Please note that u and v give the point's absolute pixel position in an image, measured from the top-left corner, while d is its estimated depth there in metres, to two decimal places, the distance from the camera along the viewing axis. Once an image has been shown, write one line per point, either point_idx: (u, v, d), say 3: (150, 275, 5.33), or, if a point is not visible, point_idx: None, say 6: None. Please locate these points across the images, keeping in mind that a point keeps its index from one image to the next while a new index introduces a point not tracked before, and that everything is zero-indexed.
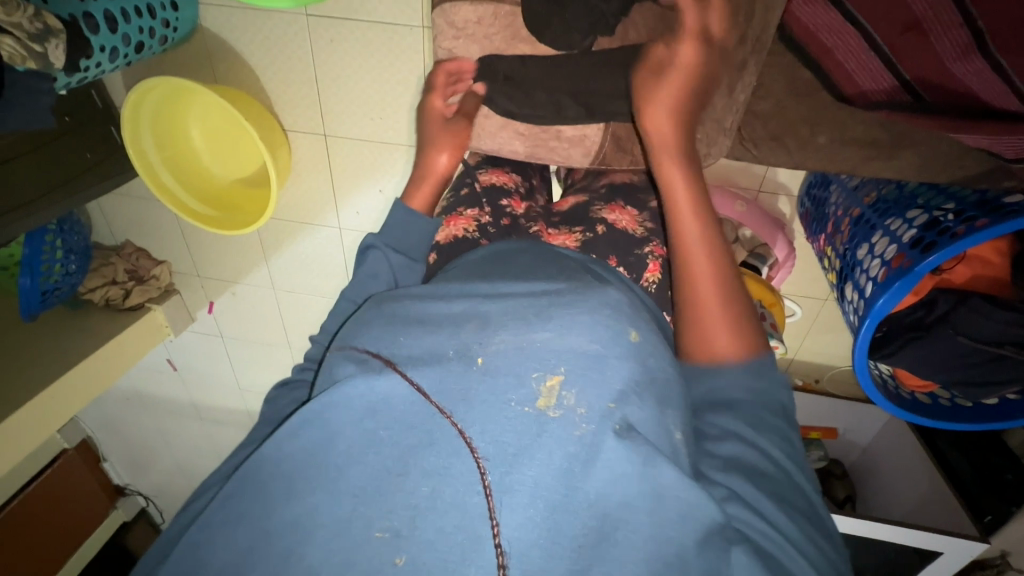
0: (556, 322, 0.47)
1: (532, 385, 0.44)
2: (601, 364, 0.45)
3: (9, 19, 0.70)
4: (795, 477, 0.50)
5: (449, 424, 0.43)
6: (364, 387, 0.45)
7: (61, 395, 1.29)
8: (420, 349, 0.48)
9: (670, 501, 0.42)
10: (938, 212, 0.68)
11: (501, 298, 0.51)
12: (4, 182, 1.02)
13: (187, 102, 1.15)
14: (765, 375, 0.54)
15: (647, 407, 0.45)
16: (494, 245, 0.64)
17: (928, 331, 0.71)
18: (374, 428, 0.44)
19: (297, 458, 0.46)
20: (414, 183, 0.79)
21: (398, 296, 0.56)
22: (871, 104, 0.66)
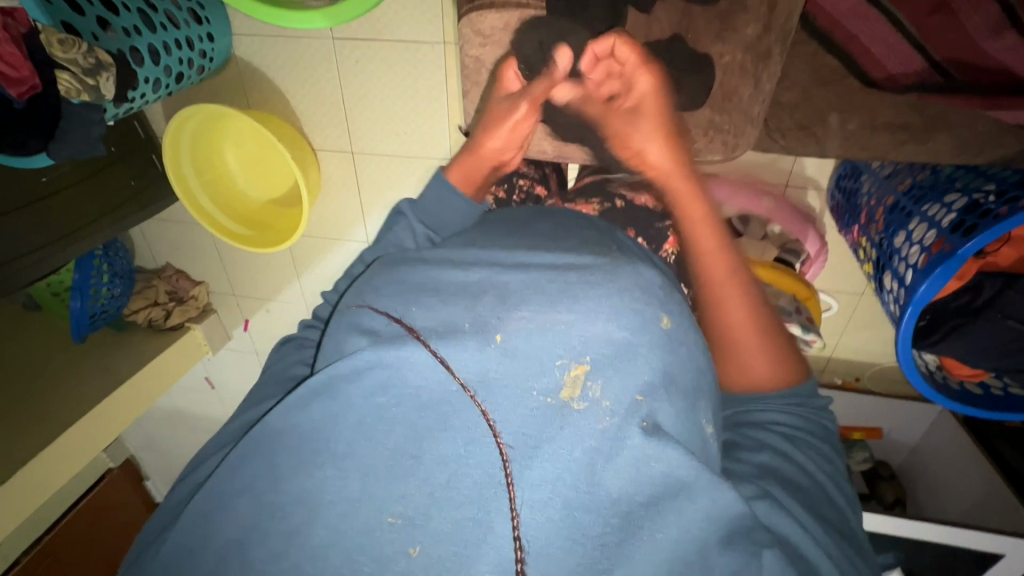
0: (583, 305, 0.49)
1: (556, 374, 0.46)
2: (631, 355, 0.48)
3: (66, 56, 0.77)
4: (824, 487, 0.59)
5: (475, 410, 0.45)
6: (376, 358, 0.47)
7: (108, 413, 1.34)
8: (435, 322, 0.49)
9: (702, 499, 0.46)
10: (978, 195, 0.67)
11: (521, 270, 0.53)
12: (62, 207, 1.09)
13: (222, 128, 1.21)
14: (801, 414, 0.64)
15: (670, 400, 0.48)
16: (508, 211, 0.70)
17: (976, 316, 0.68)
18: (380, 401, 0.46)
19: (303, 434, 0.48)
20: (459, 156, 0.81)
21: (398, 264, 0.60)
22: (902, 88, 0.65)
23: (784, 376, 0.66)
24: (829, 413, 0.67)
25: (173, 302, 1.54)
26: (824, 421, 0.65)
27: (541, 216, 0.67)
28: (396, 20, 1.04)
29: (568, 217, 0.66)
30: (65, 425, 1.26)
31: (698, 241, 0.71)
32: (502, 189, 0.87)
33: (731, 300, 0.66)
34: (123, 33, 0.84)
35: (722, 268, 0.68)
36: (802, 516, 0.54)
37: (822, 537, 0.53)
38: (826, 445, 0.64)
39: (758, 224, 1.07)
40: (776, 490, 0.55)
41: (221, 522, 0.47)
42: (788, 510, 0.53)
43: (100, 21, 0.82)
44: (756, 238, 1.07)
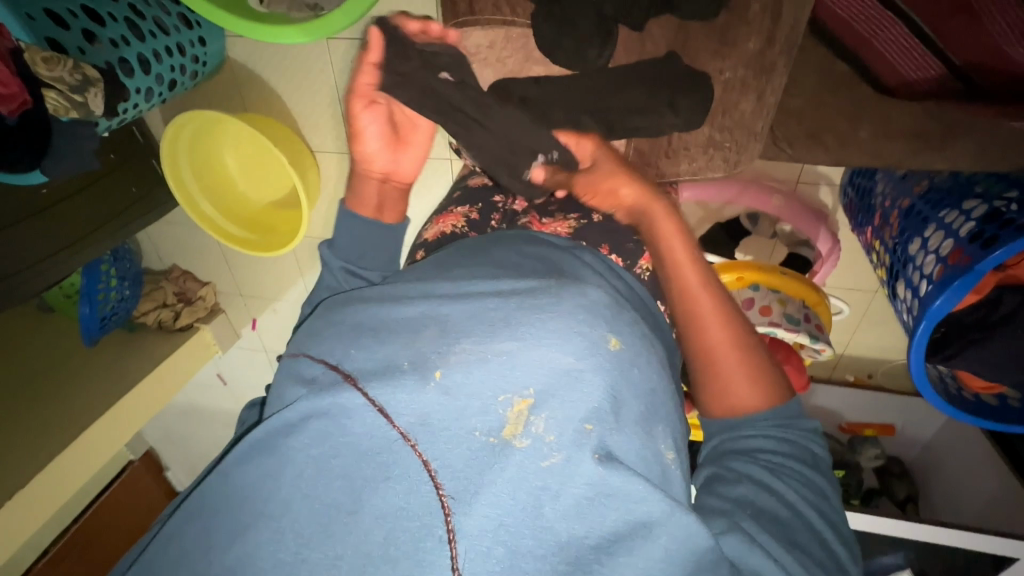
0: (525, 330, 0.50)
1: (498, 412, 0.46)
2: (576, 380, 0.48)
3: (50, 74, 0.76)
4: (808, 518, 0.56)
5: (415, 456, 0.45)
6: (313, 405, 0.48)
7: (121, 417, 1.36)
8: (375, 362, 0.50)
9: (661, 535, 0.46)
10: (1000, 202, 0.63)
11: (462, 298, 0.54)
12: (63, 219, 1.08)
13: (219, 134, 1.20)
14: (789, 438, 0.61)
15: (620, 430, 0.48)
16: (457, 244, 0.69)
17: (993, 331, 0.64)
18: (315, 453, 0.46)
19: (241, 492, 0.48)
20: (357, 184, 0.75)
21: (348, 301, 0.59)
22: (914, 91, 0.66)
23: (770, 397, 0.62)
24: (816, 433, 0.63)
25: (181, 302, 1.57)
26: (815, 446, 0.62)
27: (492, 243, 0.66)
28: None
29: (523, 242, 0.65)
30: (81, 427, 1.28)
31: (675, 263, 0.61)
32: (476, 210, 0.80)
33: (706, 327, 0.61)
34: (111, 45, 0.82)
35: (699, 293, 0.61)
36: (781, 555, 0.51)
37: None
38: (814, 473, 0.60)
39: (767, 222, 1.04)
40: (754, 528, 0.53)
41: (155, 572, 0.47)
42: (764, 548, 0.51)
43: (86, 34, 0.80)
44: (764, 237, 1.05)
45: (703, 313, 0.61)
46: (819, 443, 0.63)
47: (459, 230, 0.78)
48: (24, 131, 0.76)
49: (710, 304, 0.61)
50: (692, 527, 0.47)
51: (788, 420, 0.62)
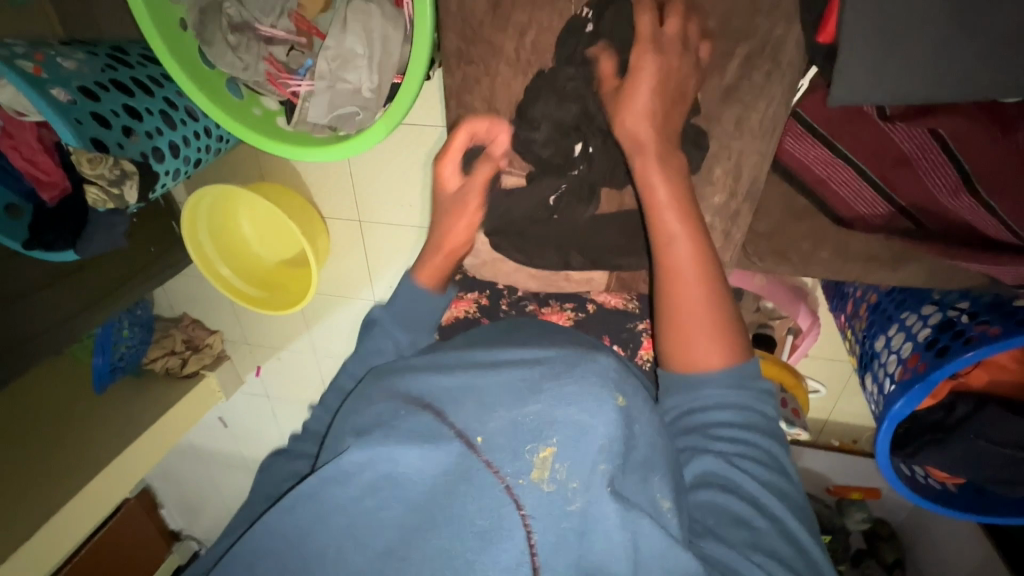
0: (548, 396, 0.48)
1: (526, 458, 0.45)
2: (586, 434, 0.46)
3: (93, 171, 0.82)
4: (775, 514, 0.50)
5: (502, 492, 0.45)
6: (365, 458, 0.49)
7: (126, 464, 1.41)
8: (421, 424, 0.49)
9: (651, 561, 0.44)
10: (952, 312, 0.69)
11: (496, 368, 0.53)
12: (85, 282, 1.15)
13: (235, 202, 1.27)
14: (741, 402, 0.54)
15: (626, 472, 0.47)
16: (489, 326, 0.72)
17: (949, 434, 0.68)
18: (369, 505, 0.49)
19: (288, 553, 0.49)
20: (427, 254, 0.76)
21: (392, 371, 0.60)
22: (870, 229, 0.61)
23: (730, 353, 0.56)
24: (771, 393, 0.56)
25: (189, 350, 1.61)
26: (769, 408, 0.56)
27: (516, 329, 0.69)
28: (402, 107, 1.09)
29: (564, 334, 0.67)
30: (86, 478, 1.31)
31: (655, 199, 0.59)
32: (485, 296, 0.84)
33: (682, 278, 0.57)
34: (145, 136, 0.89)
35: (686, 247, 0.57)
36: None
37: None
38: (772, 444, 0.54)
39: (751, 299, 1.09)
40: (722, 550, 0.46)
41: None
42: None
43: (125, 130, 0.86)
44: (749, 311, 1.10)
45: (671, 239, 0.58)
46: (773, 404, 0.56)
47: (473, 316, 0.83)
48: (66, 220, 0.88)
49: (692, 259, 0.57)
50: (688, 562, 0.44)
51: (746, 379, 0.55)
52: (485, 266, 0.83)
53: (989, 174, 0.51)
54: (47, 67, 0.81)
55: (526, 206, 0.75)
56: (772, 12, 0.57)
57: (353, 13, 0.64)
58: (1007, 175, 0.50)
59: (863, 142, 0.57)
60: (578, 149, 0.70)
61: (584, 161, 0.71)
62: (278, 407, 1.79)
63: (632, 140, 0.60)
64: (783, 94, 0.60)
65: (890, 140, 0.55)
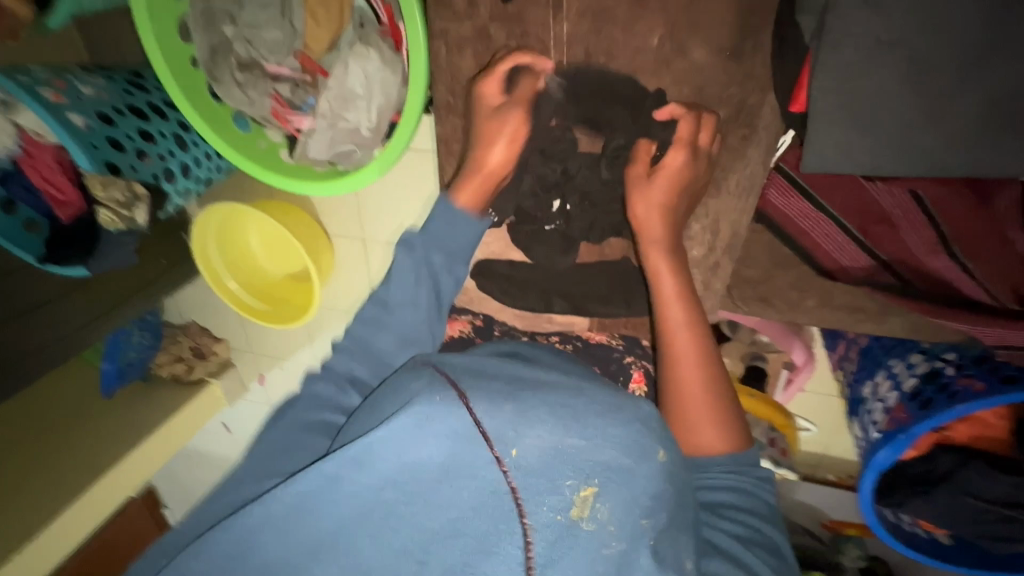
0: (593, 428, 0.41)
1: (565, 493, 0.39)
2: (630, 480, 0.40)
3: (105, 194, 0.85)
4: None
5: (518, 534, 0.37)
6: (377, 474, 0.40)
7: (129, 469, 1.44)
8: (443, 441, 0.39)
9: None
10: (939, 362, 0.69)
11: (525, 381, 0.45)
12: (99, 293, 1.20)
13: (244, 219, 1.30)
14: (745, 488, 0.54)
15: (662, 526, 0.43)
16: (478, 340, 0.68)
17: (933, 487, 0.67)
18: (382, 507, 0.40)
19: (289, 548, 0.42)
20: (461, 178, 0.66)
21: (417, 362, 0.48)
22: (852, 280, 0.62)
23: (732, 438, 0.56)
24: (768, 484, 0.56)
25: (196, 357, 1.64)
26: (768, 498, 0.55)
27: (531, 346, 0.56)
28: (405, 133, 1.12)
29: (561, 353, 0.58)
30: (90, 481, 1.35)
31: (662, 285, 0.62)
32: (479, 319, 0.81)
33: (680, 361, 0.58)
34: (158, 158, 0.92)
35: (684, 334, 0.59)
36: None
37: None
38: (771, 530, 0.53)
39: (747, 332, 1.10)
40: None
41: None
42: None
43: (138, 152, 0.90)
44: (744, 343, 1.11)
45: (674, 333, 0.59)
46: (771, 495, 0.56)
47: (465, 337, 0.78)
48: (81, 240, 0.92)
49: (692, 344, 0.58)
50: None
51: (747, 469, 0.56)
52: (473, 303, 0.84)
53: (963, 237, 0.54)
54: (67, 93, 0.85)
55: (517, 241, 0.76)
56: (747, 78, 0.59)
57: (354, 57, 0.66)
58: (975, 239, 0.54)
59: (844, 200, 0.59)
60: (556, 206, 0.72)
61: (561, 218, 0.73)
62: None
63: (641, 231, 0.63)
64: (764, 149, 0.61)
65: (871, 199, 0.58)
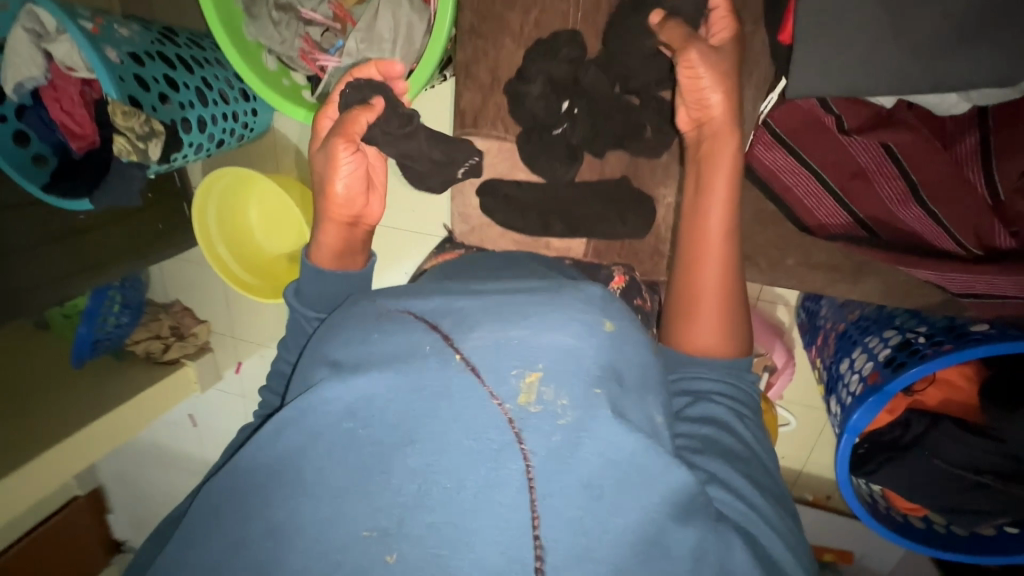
0: (535, 320, 0.43)
1: (511, 383, 0.40)
2: (576, 357, 0.42)
3: (124, 124, 0.87)
4: (766, 460, 0.55)
5: (490, 401, 0.39)
6: (342, 390, 0.40)
7: (73, 447, 1.34)
8: (393, 348, 0.43)
9: (658, 484, 0.40)
10: (910, 334, 0.73)
11: (475, 295, 0.47)
12: (96, 243, 1.19)
13: (250, 189, 1.33)
14: (740, 382, 0.59)
15: (625, 395, 0.42)
16: (473, 255, 0.78)
17: (905, 452, 0.69)
18: (350, 426, 0.40)
19: (270, 469, 0.41)
20: (320, 229, 0.67)
21: (371, 297, 0.51)
22: (830, 236, 0.65)
23: (734, 346, 0.60)
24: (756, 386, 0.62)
25: (174, 337, 1.59)
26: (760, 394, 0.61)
27: (482, 262, 0.73)
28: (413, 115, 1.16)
29: (531, 268, 0.71)
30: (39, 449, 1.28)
31: (712, 172, 0.62)
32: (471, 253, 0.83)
33: (710, 252, 0.60)
34: (178, 106, 0.96)
35: (717, 227, 0.61)
36: (746, 491, 0.49)
37: (772, 516, 0.49)
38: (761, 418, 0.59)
39: None
40: (721, 467, 0.49)
41: (185, 559, 0.41)
42: (735, 491, 0.48)
43: (161, 96, 0.93)
44: None
45: (709, 225, 0.60)
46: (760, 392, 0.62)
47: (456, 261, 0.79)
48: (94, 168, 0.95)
49: (722, 239, 0.60)
50: (680, 475, 0.41)
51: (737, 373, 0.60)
52: (474, 232, 0.87)
53: (932, 184, 0.58)
54: (104, 30, 0.90)
55: (523, 181, 0.82)
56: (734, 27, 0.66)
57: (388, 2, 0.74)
58: (944, 184, 0.58)
59: (823, 152, 0.63)
60: (565, 107, 0.75)
61: (569, 119, 0.76)
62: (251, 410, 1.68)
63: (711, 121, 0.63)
64: (753, 96, 0.68)
65: (848, 154, 0.62)
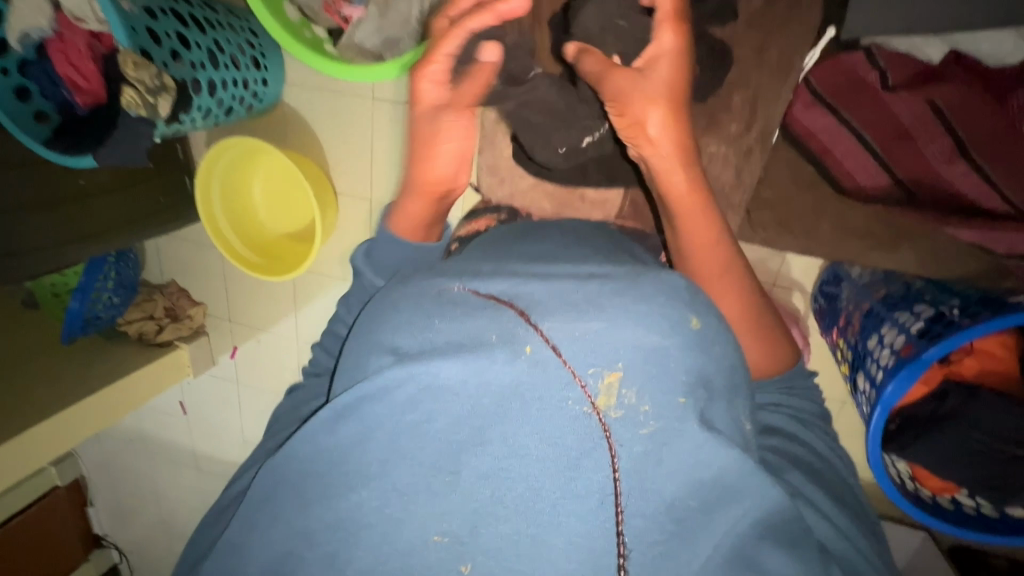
0: (611, 311, 0.46)
1: (589, 383, 0.43)
2: (662, 357, 0.44)
3: (135, 74, 0.86)
4: (836, 465, 0.62)
5: (575, 398, 0.42)
6: (406, 374, 0.45)
7: (51, 432, 1.22)
8: (459, 334, 0.46)
9: (749, 495, 0.44)
10: (944, 306, 0.70)
11: (543, 279, 0.50)
12: (89, 210, 1.07)
13: (257, 161, 1.27)
14: (795, 395, 0.65)
15: (711, 400, 0.45)
16: (506, 227, 0.71)
17: (941, 426, 0.68)
18: (413, 418, 0.44)
19: (347, 463, 0.46)
20: (410, 202, 0.73)
21: (428, 273, 0.55)
22: (869, 200, 0.67)
23: (777, 360, 0.64)
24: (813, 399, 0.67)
25: (169, 318, 1.44)
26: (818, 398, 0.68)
27: (528, 232, 0.67)
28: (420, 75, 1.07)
29: (574, 237, 0.65)
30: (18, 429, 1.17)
31: (677, 196, 0.62)
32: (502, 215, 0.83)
33: (710, 271, 0.61)
34: (189, 65, 0.93)
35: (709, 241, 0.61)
36: (824, 506, 0.55)
37: (848, 526, 0.55)
38: (827, 424, 0.66)
39: None
40: (799, 479, 0.55)
41: (259, 537, 0.49)
42: (815, 505, 0.54)
43: (172, 52, 0.91)
44: None
45: (698, 247, 0.62)
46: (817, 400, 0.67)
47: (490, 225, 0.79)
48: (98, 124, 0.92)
49: (720, 257, 0.62)
50: (771, 491, 0.45)
51: (792, 386, 0.66)
52: (502, 184, 0.85)
53: (979, 139, 0.60)
54: None
55: None
56: None
57: None
58: (990, 139, 0.59)
59: (865, 113, 0.64)
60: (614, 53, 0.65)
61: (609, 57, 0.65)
62: (245, 398, 1.58)
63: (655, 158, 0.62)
64: (798, 39, 0.65)
65: (892, 114, 0.63)
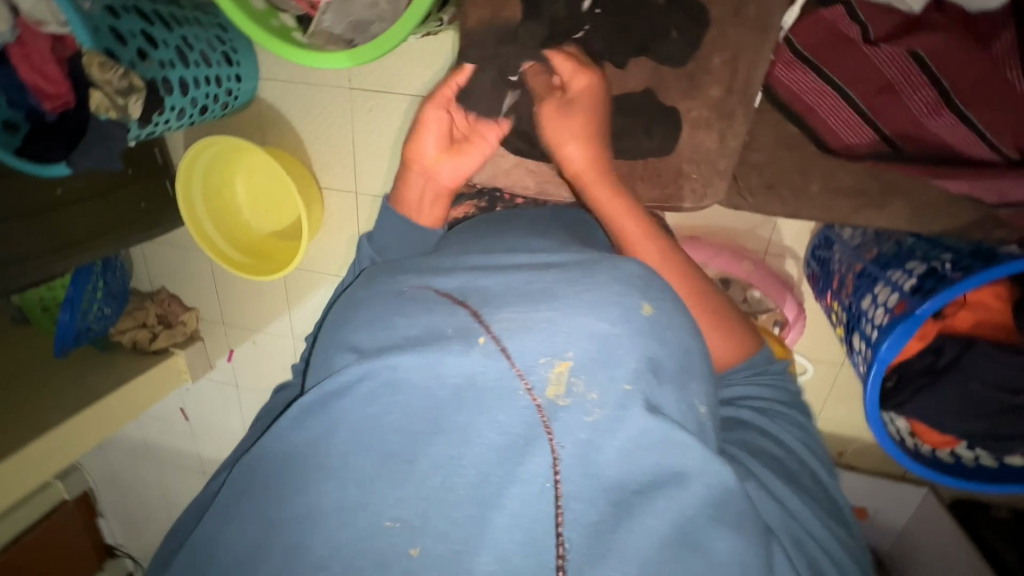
0: (564, 302, 0.46)
1: (540, 372, 0.43)
2: (612, 343, 0.44)
3: (102, 75, 0.83)
4: (801, 456, 0.59)
5: (521, 393, 0.43)
6: (364, 370, 0.45)
7: (55, 446, 1.21)
8: (417, 329, 0.47)
9: (699, 487, 0.42)
10: (936, 262, 0.69)
11: (499, 272, 0.51)
12: (64, 221, 1.04)
13: (232, 165, 1.25)
14: (762, 382, 0.63)
15: (662, 384, 0.44)
16: (476, 219, 0.70)
17: (939, 376, 0.69)
18: (372, 410, 0.44)
19: (304, 460, 0.46)
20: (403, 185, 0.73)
21: (395, 272, 0.55)
22: (858, 155, 0.68)
23: (735, 340, 0.62)
24: (784, 388, 0.64)
25: (161, 325, 1.44)
26: (787, 384, 0.65)
27: (500, 220, 0.66)
28: (397, 64, 1.05)
29: (546, 222, 0.66)
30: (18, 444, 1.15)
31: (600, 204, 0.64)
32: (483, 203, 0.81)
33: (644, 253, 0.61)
34: (159, 64, 0.91)
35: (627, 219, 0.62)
36: (785, 496, 0.53)
37: (802, 513, 0.53)
38: (796, 411, 0.63)
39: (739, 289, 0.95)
40: (761, 471, 0.54)
41: (224, 533, 0.46)
42: (768, 492, 0.53)
43: (139, 51, 0.89)
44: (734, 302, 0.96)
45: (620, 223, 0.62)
46: (788, 389, 0.65)
47: (469, 215, 0.78)
48: (67, 129, 0.89)
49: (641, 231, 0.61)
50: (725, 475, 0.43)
51: (759, 370, 0.64)
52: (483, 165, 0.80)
53: (962, 89, 0.61)
54: None
55: None
56: None
57: None
58: (972, 86, 0.60)
59: (848, 68, 0.65)
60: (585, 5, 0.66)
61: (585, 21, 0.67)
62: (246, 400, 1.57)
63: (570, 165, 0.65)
64: None
65: (875, 68, 0.64)
